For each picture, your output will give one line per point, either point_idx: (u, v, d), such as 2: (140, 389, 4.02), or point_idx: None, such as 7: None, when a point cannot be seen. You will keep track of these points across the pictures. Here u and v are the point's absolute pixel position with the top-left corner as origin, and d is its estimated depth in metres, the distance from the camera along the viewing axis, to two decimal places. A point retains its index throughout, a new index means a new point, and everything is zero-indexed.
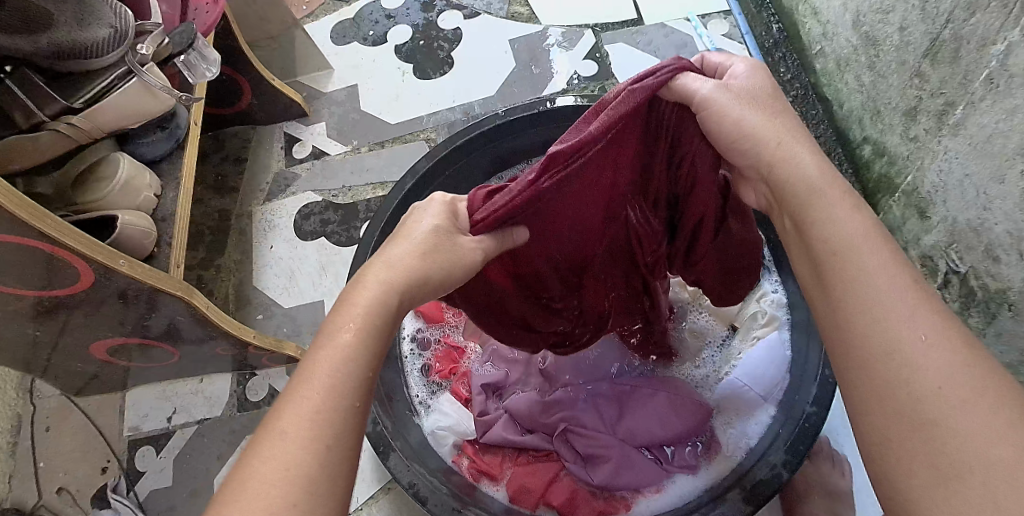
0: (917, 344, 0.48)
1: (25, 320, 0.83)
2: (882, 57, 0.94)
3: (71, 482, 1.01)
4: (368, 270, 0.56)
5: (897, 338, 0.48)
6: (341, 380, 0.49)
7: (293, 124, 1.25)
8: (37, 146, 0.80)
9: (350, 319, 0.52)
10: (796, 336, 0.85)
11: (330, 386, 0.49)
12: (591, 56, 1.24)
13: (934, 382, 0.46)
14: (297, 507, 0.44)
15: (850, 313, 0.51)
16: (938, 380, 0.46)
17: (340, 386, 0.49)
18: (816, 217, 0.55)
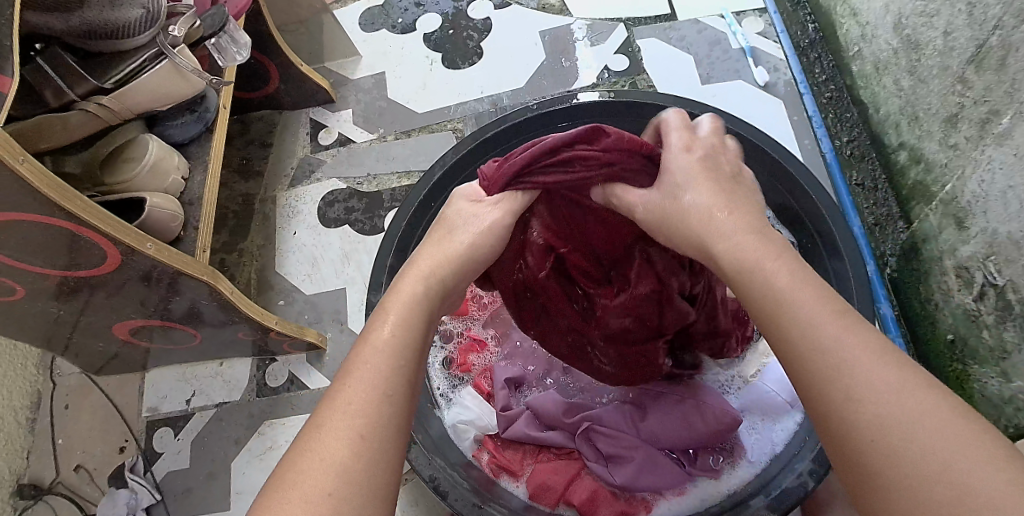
0: (867, 386, 0.44)
1: (49, 298, 0.83)
2: (924, 62, 0.92)
3: (89, 460, 1.02)
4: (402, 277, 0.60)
5: (845, 382, 0.45)
6: (373, 378, 0.52)
7: (319, 110, 1.25)
8: (67, 126, 0.78)
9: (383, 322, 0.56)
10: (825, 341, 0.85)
11: (366, 384, 0.52)
12: (622, 51, 1.22)
13: (896, 424, 0.42)
14: (335, 497, 0.46)
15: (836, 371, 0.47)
16: (893, 417, 0.43)
17: (372, 383, 0.52)
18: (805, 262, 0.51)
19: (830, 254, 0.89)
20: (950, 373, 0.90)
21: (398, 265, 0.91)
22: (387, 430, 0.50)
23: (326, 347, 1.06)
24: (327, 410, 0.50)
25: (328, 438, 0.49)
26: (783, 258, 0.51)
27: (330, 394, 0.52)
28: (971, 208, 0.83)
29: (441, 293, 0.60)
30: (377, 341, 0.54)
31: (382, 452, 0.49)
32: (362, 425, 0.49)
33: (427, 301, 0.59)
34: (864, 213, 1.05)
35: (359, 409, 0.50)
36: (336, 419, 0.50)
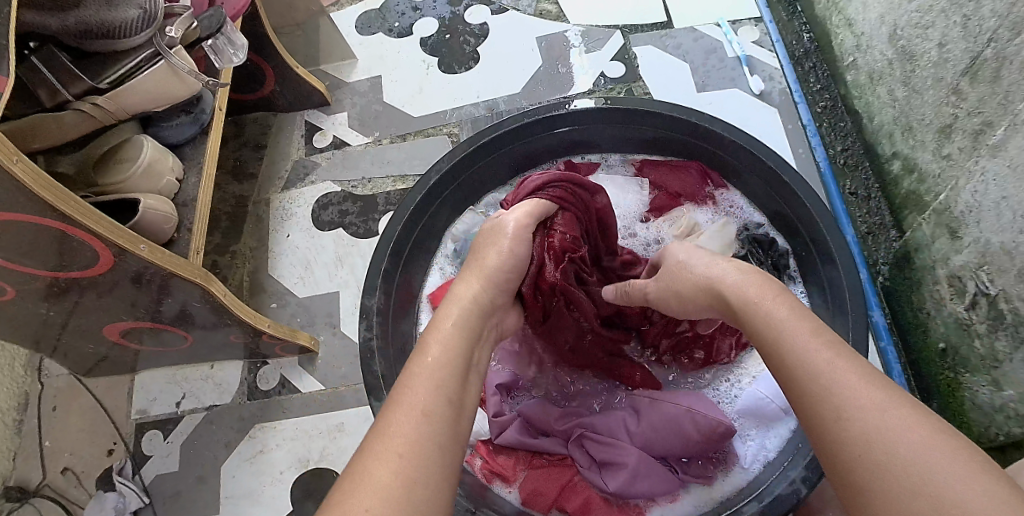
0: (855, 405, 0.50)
1: (38, 299, 0.82)
2: (918, 72, 0.93)
3: (77, 463, 1.01)
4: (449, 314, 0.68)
5: (834, 403, 0.51)
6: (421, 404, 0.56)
7: (314, 113, 1.24)
8: (62, 125, 0.79)
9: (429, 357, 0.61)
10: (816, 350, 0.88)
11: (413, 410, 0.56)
12: (619, 58, 1.22)
13: (876, 437, 0.48)
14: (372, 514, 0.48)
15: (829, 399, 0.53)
16: (874, 433, 0.49)
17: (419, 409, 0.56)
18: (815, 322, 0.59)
19: (824, 261, 0.89)
20: (941, 382, 0.90)
21: (393, 269, 0.91)
22: (427, 447, 0.54)
23: (318, 351, 1.06)
24: (377, 437, 0.54)
25: (379, 463, 0.52)
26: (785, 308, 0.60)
27: (381, 423, 0.56)
28: (964, 218, 0.83)
29: (477, 319, 0.68)
30: (426, 367, 0.60)
31: (428, 470, 0.52)
32: (409, 446, 0.53)
33: (468, 329, 0.66)
34: (857, 222, 1.06)
35: (408, 433, 0.54)
36: (386, 444, 0.53)
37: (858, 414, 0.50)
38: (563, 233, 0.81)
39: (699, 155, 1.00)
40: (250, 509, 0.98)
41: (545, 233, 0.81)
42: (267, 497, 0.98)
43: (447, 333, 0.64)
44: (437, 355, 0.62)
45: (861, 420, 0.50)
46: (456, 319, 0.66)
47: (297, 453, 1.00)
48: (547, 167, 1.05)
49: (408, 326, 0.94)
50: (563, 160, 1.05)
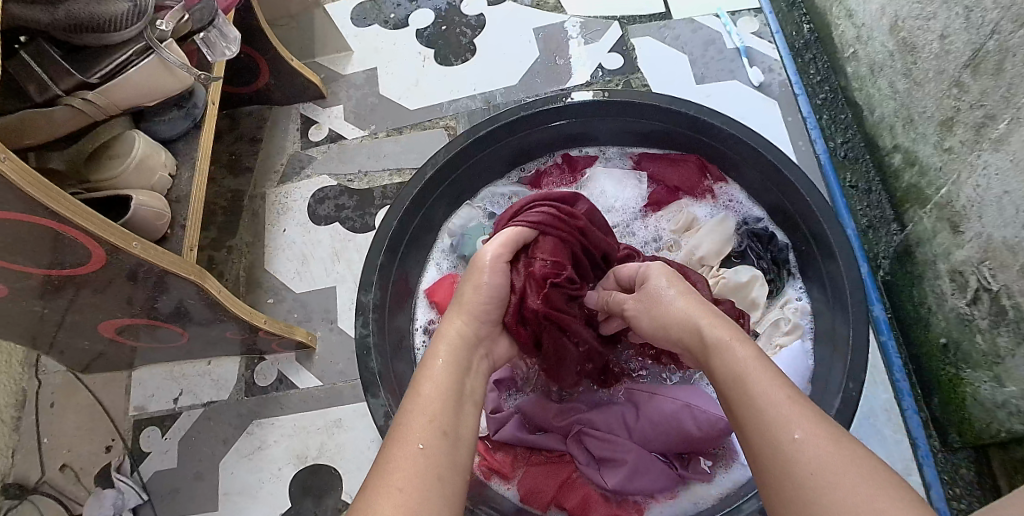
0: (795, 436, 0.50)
1: (33, 296, 0.81)
2: (919, 64, 0.92)
3: (75, 460, 1.00)
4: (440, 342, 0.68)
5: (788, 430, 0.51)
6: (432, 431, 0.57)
7: (310, 105, 1.23)
8: (52, 120, 0.78)
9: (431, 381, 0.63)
10: (821, 347, 0.87)
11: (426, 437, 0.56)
12: (617, 49, 1.21)
13: (821, 466, 0.48)
14: None
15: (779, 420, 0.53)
16: (821, 463, 0.49)
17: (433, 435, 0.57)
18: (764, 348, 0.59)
19: (824, 255, 0.88)
20: (942, 377, 0.90)
21: (390, 265, 0.90)
22: (427, 481, 0.53)
23: (316, 346, 1.05)
24: (377, 476, 0.53)
25: (380, 500, 0.51)
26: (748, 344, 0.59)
27: (380, 462, 0.55)
28: (966, 212, 0.83)
29: (466, 349, 0.68)
30: (423, 400, 0.60)
31: (430, 503, 0.52)
32: (408, 479, 0.52)
33: (459, 362, 0.66)
34: (858, 215, 1.05)
35: (408, 469, 0.53)
36: (387, 482, 0.52)
37: (795, 448, 0.50)
38: (542, 260, 0.78)
39: (699, 149, 0.99)
40: (249, 506, 0.97)
41: (526, 261, 0.78)
42: (265, 494, 0.98)
43: (439, 366, 0.64)
44: (430, 389, 0.62)
45: (799, 452, 0.50)
46: (445, 355, 0.66)
47: (295, 449, 1.00)
48: (544, 161, 1.05)
49: (405, 321, 0.94)
50: (560, 154, 1.05)
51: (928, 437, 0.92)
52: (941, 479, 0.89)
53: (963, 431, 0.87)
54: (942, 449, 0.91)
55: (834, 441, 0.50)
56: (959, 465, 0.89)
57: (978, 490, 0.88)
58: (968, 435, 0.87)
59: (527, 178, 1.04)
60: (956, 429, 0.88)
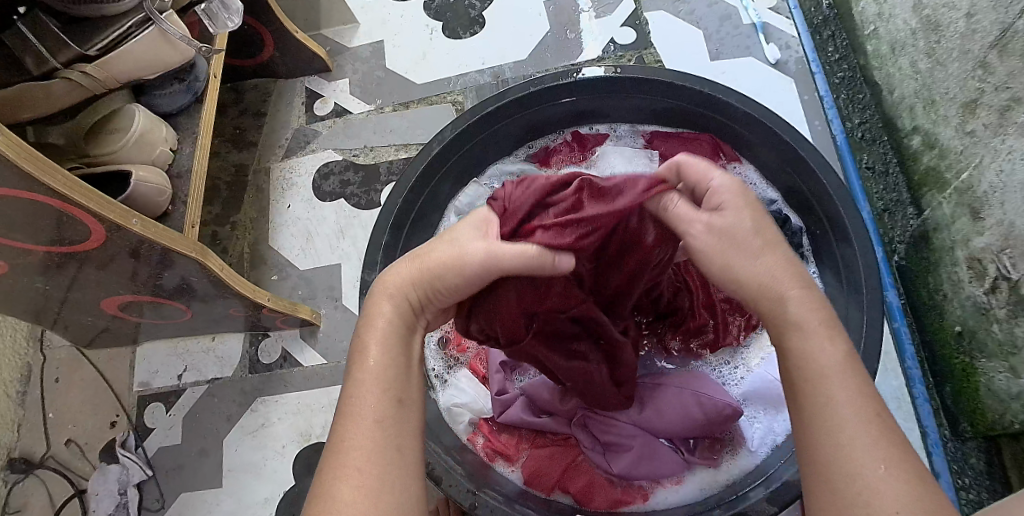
0: (877, 469, 0.47)
1: (35, 272, 0.80)
2: (943, 44, 0.89)
3: (79, 435, 1.01)
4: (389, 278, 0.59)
5: (834, 432, 0.49)
6: (381, 410, 0.53)
7: (315, 79, 1.21)
8: (48, 94, 0.76)
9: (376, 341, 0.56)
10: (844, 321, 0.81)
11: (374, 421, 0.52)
12: (630, 24, 1.18)
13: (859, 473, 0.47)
14: None
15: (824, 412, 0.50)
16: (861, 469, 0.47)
17: (381, 413, 0.53)
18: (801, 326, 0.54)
19: (840, 239, 0.86)
20: (956, 365, 0.89)
21: (395, 243, 0.89)
22: (387, 455, 0.51)
23: (320, 324, 1.04)
24: (331, 454, 0.51)
25: (340, 483, 0.50)
26: (837, 339, 0.53)
27: (336, 438, 0.52)
28: (987, 198, 0.80)
29: (410, 313, 0.59)
30: (366, 376, 0.54)
31: (387, 480, 0.50)
32: (366, 456, 0.51)
33: (402, 327, 0.58)
34: (874, 198, 1.03)
35: (366, 445, 0.51)
36: (342, 458, 0.51)
37: (879, 486, 0.46)
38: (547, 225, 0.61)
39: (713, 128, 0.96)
40: (254, 482, 0.97)
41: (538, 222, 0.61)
42: (271, 471, 0.98)
43: (382, 330, 0.57)
44: (376, 357, 0.55)
45: (876, 491, 0.46)
46: (389, 313, 0.58)
47: (299, 427, 0.99)
48: (554, 138, 1.03)
49: None
50: (570, 131, 1.02)
51: (937, 426, 0.91)
52: (948, 468, 0.89)
53: (975, 421, 0.86)
54: (951, 438, 0.90)
55: (916, 485, 0.46)
56: (968, 455, 0.88)
57: (987, 480, 0.86)
58: (980, 425, 0.85)
59: (536, 155, 1.03)
60: (967, 419, 0.87)
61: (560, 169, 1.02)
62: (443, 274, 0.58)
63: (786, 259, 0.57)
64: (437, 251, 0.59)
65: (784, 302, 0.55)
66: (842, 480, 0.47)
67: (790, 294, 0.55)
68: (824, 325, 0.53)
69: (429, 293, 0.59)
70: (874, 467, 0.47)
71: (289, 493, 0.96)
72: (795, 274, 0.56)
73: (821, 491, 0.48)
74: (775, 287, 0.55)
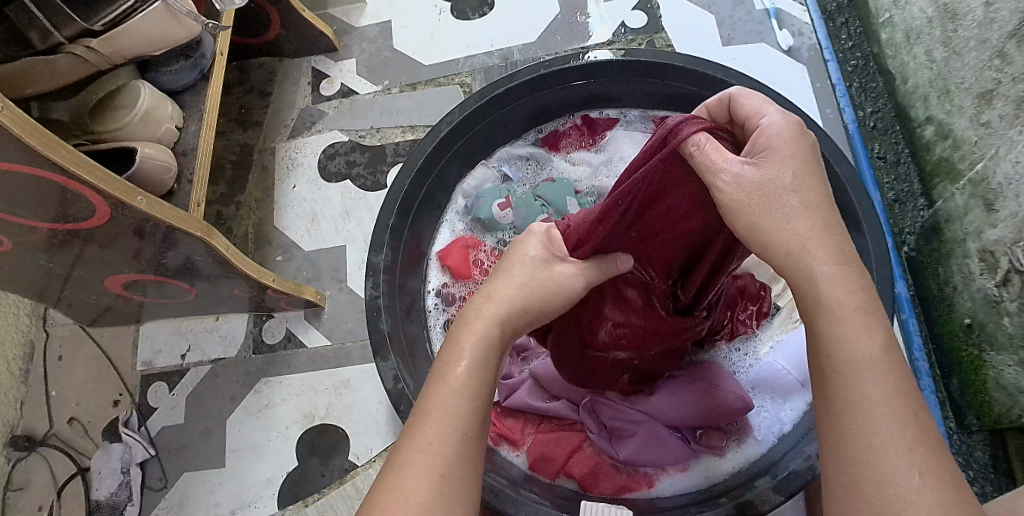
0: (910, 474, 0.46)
1: (39, 249, 0.80)
2: (960, 33, 0.87)
3: (82, 413, 1.01)
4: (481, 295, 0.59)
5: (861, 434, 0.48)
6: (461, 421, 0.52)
7: (321, 59, 1.19)
8: (53, 68, 0.76)
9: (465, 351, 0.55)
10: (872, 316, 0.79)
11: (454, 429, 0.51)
12: (641, 7, 1.16)
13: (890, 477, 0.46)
14: None
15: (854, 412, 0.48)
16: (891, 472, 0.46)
17: (461, 423, 0.52)
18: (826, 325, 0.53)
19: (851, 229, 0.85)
20: (964, 358, 0.88)
21: (402, 225, 0.88)
22: (463, 467, 0.50)
23: (324, 305, 1.04)
24: (409, 451, 0.51)
25: (412, 483, 0.49)
26: (875, 328, 0.51)
27: (411, 442, 0.51)
28: (1002, 190, 0.79)
29: (508, 334, 0.58)
30: (454, 382, 0.53)
31: (462, 487, 0.50)
32: (442, 463, 0.50)
33: (499, 342, 0.57)
34: (884, 188, 1.02)
35: (444, 448, 0.50)
36: (418, 455, 0.50)
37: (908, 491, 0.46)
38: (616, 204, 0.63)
39: None
40: (256, 463, 0.97)
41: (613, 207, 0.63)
42: (273, 452, 0.97)
43: (476, 341, 0.55)
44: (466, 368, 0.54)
45: (902, 498, 0.45)
46: (488, 328, 0.56)
47: (302, 409, 0.99)
48: (563, 122, 1.02)
49: (417, 284, 0.93)
50: (580, 115, 1.01)
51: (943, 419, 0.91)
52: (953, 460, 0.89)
53: (982, 414, 0.86)
54: (957, 431, 0.90)
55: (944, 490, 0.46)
56: (974, 448, 0.88)
57: (991, 473, 0.86)
58: (987, 418, 0.85)
59: (544, 139, 1.01)
60: (974, 412, 0.87)
61: (569, 154, 1.01)
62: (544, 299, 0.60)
63: (825, 227, 0.54)
64: (528, 278, 0.60)
65: (813, 283, 0.52)
66: (870, 483, 0.47)
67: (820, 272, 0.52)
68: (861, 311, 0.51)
69: (524, 317, 0.59)
70: (908, 473, 0.46)
71: (292, 474, 0.96)
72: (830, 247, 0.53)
73: (845, 490, 0.48)
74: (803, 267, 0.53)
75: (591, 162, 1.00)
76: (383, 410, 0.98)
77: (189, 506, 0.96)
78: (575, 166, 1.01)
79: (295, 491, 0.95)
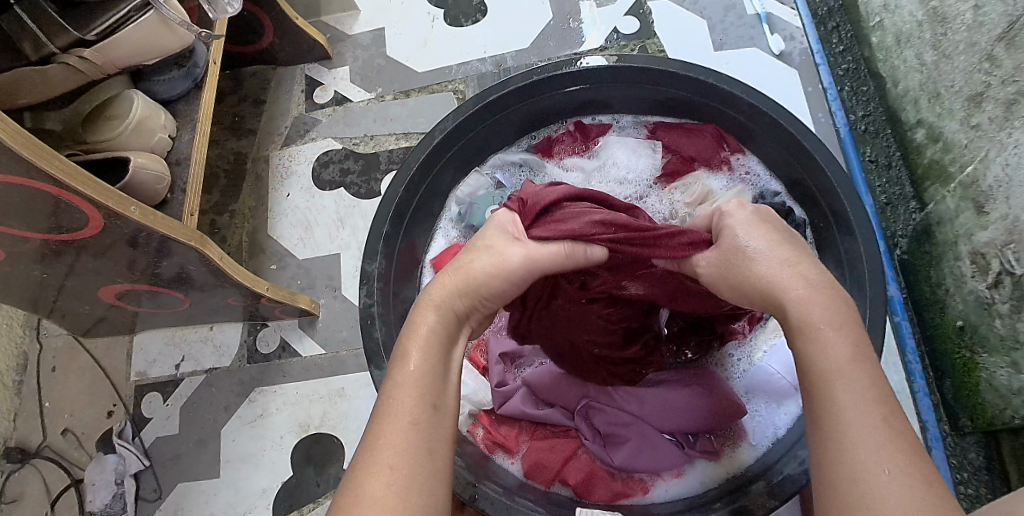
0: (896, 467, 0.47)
1: (31, 260, 0.79)
2: (949, 36, 0.88)
3: (76, 425, 1.00)
4: (422, 305, 0.62)
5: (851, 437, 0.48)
6: (416, 414, 0.54)
7: (315, 66, 1.20)
8: (45, 79, 0.76)
9: (411, 349, 0.58)
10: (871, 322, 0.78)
11: (409, 423, 0.53)
12: (634, 12, 1.16)
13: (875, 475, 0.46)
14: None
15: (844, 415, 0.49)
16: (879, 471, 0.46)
17: (416, 417, 0.54)
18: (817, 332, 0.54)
19: (844, 232, 0.85)
20: (957, 360, 0.89)
21: (396, 232, 0.88)
22: (419, 457, 0.52)
23: (319, 313, 1.04)
24: (367, 448, 0.52)
25: (372, 475, 0.50)
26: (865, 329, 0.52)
27: (369, 439, 0.53)
28: (992, 192, 0.80)
29: (454, 321, 0.62)
30: (404, 380, 0.56)
31: (421, 482, 0.51)
32: (399, 456, 0.51)
33: (443, 334, 0.60)
34: (876, 191, 1.02)
35: (400, 445, 0.52)
36: (374, 456, 0.51)
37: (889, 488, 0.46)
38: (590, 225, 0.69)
39: (716, 119, 0.95)
40: (251, 473, 0.97)
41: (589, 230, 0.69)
42: (268, 461, 0.97)
43: (421, 337, 0.59)
44: (418, 363, 0.57)
45: (882, 486, 0.46)
46: (434, 322, 0.60)
47: (297, 417, 0.99)
48: (556, 128, 1.02)
49: (411, 291, 0.93)
50: (572, 121, 1.01)
51: (937, 421, 0.91)
52: (947, 462, 0.89)
53: (975, 416, 0.86)
54: (951, 433, 0.90)
55: (927, 485, 0.46)
56: (968, 450, 0.88)
57: (986, 475, 0.87)
58: (980, 420, 0.85)
59: (538, 146, 1.02)
60: (968, 414, 0.87)
61: (562, 160, 1.01)
62: (490, 288, 0.63)
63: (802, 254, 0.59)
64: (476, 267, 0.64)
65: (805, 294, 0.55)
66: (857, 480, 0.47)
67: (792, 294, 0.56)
68: (836, 321, 0.53)
69: (474, 302, 0.63)
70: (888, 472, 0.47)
71: (287, 483, 0.96)
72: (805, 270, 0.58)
73: (830, 489, 0.48)
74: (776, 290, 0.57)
75: (584, 168, 1.00)
76: None
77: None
78: (569, 172, 1.01)
79: (290, 501, 0.95)
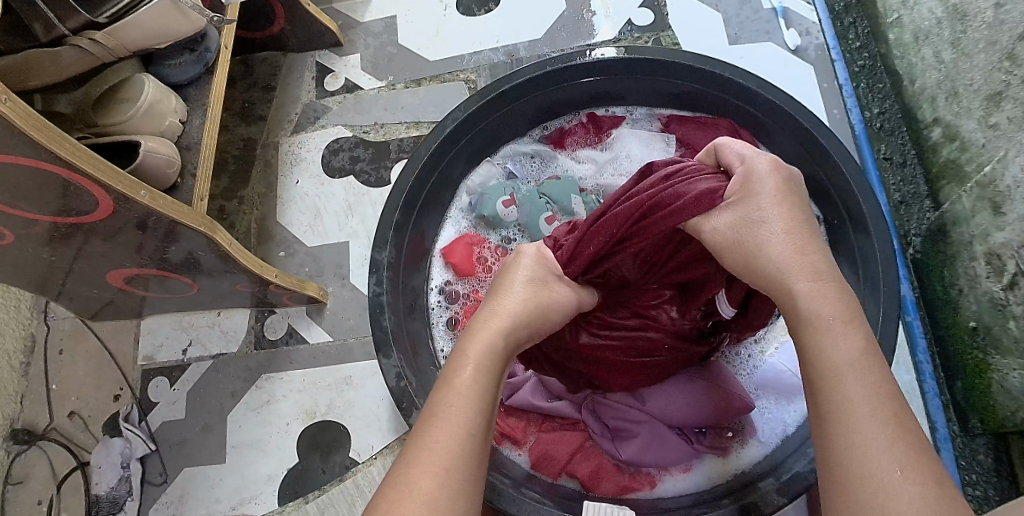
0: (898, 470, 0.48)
1: (40, 243, 0.79)
2: (969, 34, 0.87)
3: (83, 408, 1.00)
4: (482, 317, 0.64)
5: (862, 436, 0.49)
6: (466, 417, 0.55)
7: (326, 53, 1.19)
8: (57, 61, 0.76)
9: (468, 359, 0.59)
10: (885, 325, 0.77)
11: (456, 426, 0.55)
12: (648, 4, 1.15)
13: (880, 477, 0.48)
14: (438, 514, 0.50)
15: (856, 417, 0.50)
16: (886, 473, 0.48)
17: (465, 421, 0.55)
18: (828, 334, 0.54)
19: (857, 231, 0.84)
20: (969, 362, 0.88)
21: (406, 222, 0.88)
22: (465, 461, 0.53)
23: (327, 302, 1.03)
24: (416, 447, 0.54)
25: (419, 474, 0.52)
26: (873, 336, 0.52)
27: (418, 439, 0.54)
28: (1009, 192, 0.79)
29: (511, 343, 0.63)
30: (459, 389, 0.57)
31: (465, 484, 0.52)
32: (445, 456, 0.53)
33: (500, 353, 0.61)
34: (890, 190, 1.01)
35: (446, 446, 0.53)
36: (425, 454, 0.53)
37: (895, 486, 0.47)
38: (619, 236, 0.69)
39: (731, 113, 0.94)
40: (257, 459, 0.97)
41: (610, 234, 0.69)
42: (273, 448, 0.97)
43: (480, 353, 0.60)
44: (471, 372, 0.58)
45: (894, 494, 0.47)
46: (488, 342, 0.61)
47: (303, 405, 0.99)
48: (569, 119, 1.01)
49: (419, 281, 0.93)
50: (585, 113, 1.01)
51: (947, 421, 0.91)
52: (957, 464, 0.89)
53: (986, 418, 0.86)
54: (960, 434, 0.90)
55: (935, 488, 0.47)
56: (977, 451, 0.88)
57: (994, 477, 0.87)
58: (991, 422, 0.85)
59: (550, 136, 1.01)
60: (978, 416, 0.87)
61: (574, 151, 1.00)
62: (544, 313, 0.66)
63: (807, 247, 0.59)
64: (526, 296, 0.66)
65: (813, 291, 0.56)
66: (858, 479, 0.48)
67: (799, 289, 0.57)
68: (841, 320, 0.55)
69: (530, 329, 0.65)
70: (890, 468, 0.48)
71: (292, 470, 0.96)
72: (819, 261, 0.58)
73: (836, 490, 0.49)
74: (784, 280, 0.58)
75: (596, 160, 0.99)
76: (385, 407, 0.97)
77: (189, 501, 0.96)
78: (581, 164, 1.00)
79: (296, 488, 0.95)
